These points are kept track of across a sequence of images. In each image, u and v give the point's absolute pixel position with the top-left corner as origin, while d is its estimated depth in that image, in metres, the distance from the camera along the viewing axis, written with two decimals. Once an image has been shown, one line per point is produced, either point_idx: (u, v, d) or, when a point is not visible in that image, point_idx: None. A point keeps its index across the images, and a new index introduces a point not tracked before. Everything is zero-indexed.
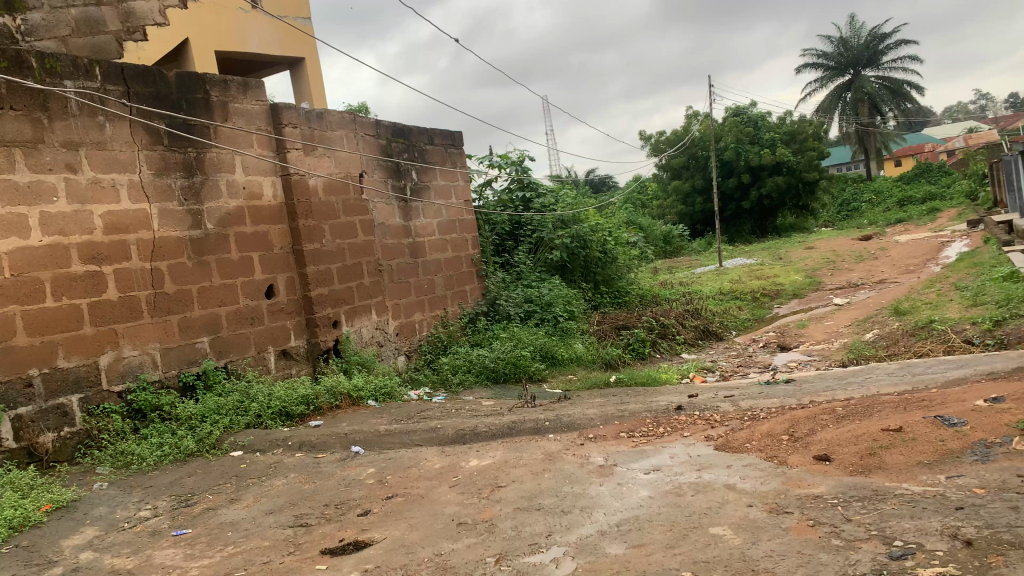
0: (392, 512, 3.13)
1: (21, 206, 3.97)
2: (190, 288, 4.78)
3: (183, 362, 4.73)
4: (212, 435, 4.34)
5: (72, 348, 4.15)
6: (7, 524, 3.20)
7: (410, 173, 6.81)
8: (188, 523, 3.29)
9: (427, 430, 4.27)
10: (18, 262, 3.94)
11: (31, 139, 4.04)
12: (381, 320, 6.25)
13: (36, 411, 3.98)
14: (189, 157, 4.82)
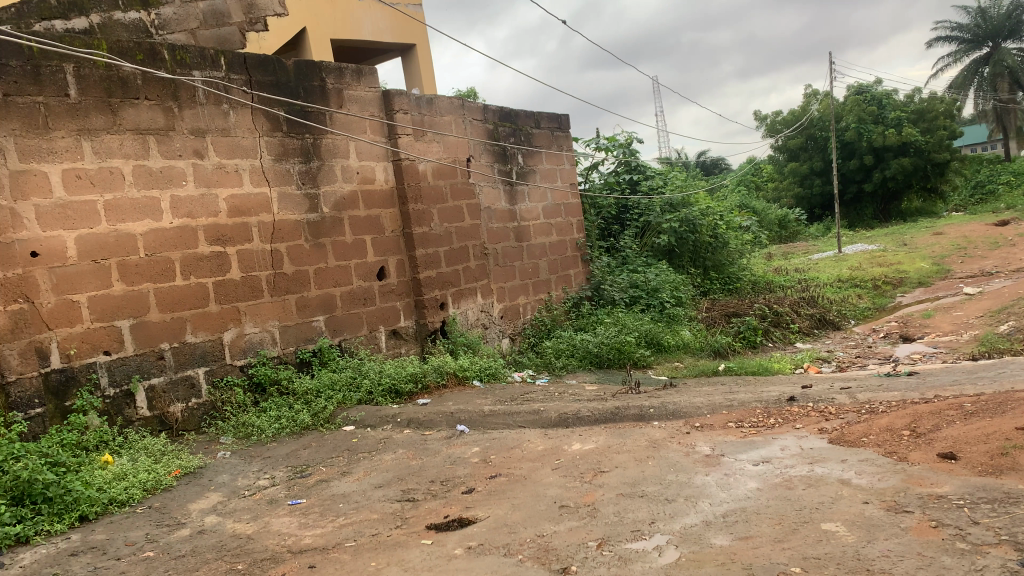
0: (495, 492, 3.17)
1: (154, 190, 4.24)
2: (306, 268, 4.98)
3: (301, 340, 4.94)
4: (326, 409, 4.52)
5: (199, 324, 4.42)
6: (141, 487, 3.49)
7: (516, 157, 6.84)
8: (303, 493, 3.44)
9: (531, 412, 4.29)
10: (151, 243, 4.22)
11: (164, 127, 4.30)
12: (486, 303, 6.32)
13: (167, 382, 4.26)
14: (306, 143, 5.01)
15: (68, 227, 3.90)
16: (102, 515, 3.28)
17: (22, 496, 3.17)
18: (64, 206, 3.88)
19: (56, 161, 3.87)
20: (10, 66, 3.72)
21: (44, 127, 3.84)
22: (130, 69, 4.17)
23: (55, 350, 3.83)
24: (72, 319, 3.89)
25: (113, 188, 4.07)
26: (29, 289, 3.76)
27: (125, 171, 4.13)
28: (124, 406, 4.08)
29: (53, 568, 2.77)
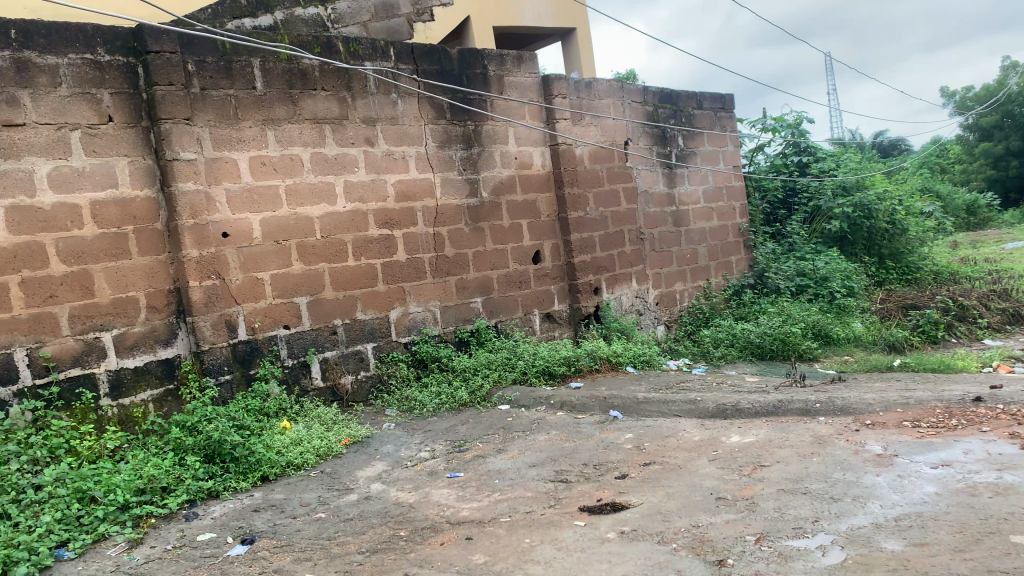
0: (650, 479, 3.14)
1: (329, 175, 4.51)
2: (466, 251, 5.13)
3: (460, 320, 5.11)
4: (483, 388, 4.65)
5: (368, 303, 4.67)
6: (315, 452, 3.75)
7: (676, 140, 6.68)
8: (461, 467, 3.57)
9: (687, 401, 4.20)
10: (326, 226, 4.49)
11: (338, 116, 4.55)
12: (641, 289, 6.24)
13: (339, 355, 4.54)
14: (468, 130, 5.15)
15: (254, 209, 4.22)
16: (280, 477, 3.56)
17: (213, 455, 3.53)
18: (250, 190, 4.21)
19: (244, 150, 4.19)
20: (207, 63, 4.07)
21: (234, 118, 4.16)
22: (309, 61, 4.44)
23: (241, 323, 4.16)
24: (257, 296, 4.22)
25: (293, 173, 4.37)
26: (221, 267, 4.09)
27: (304, 158, 4.41)
28: (301, 376, 4.38)
29: (238, 521, 3.08)
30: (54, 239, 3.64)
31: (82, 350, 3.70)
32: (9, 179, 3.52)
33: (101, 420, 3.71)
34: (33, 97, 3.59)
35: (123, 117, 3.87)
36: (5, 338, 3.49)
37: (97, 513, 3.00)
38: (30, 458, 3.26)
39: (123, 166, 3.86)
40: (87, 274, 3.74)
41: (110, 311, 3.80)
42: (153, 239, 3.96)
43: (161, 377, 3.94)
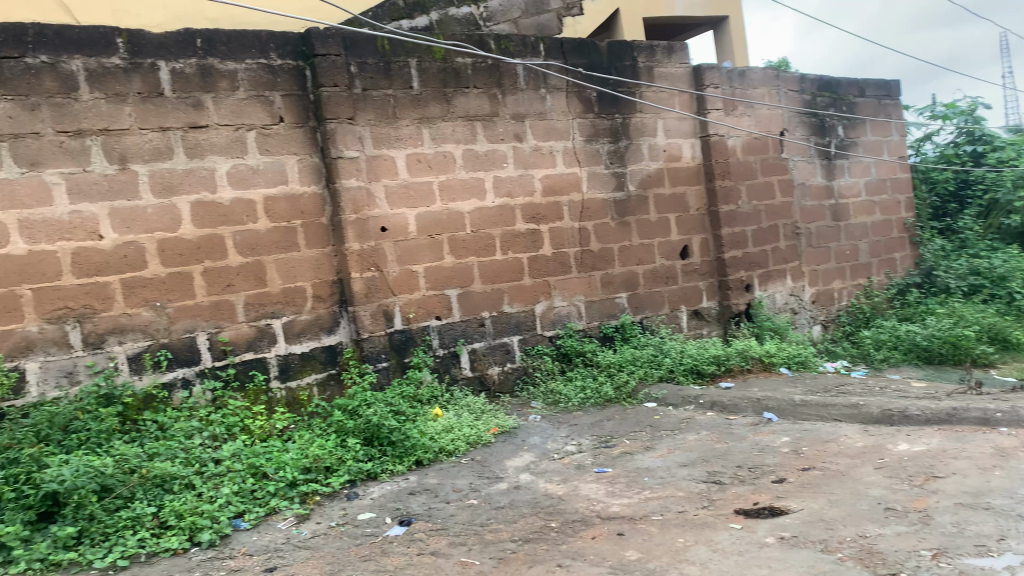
0: (810, 484, 3.00)
1: (480, 171, 4.61)
2: (613, 246, 5.10)
3: (605, 315, 5.08)
4: (629, 384, 4.60)
5: (516, 296, 4.73)
6: (466, 440, 3.85)
7: (836, 129, 6.35)
8: (609, 462, 3.55)
9: (848, 405, 3.97)
10: (476, 220, 4.60)
11: (489, 113, 4.64)
12: (796, 286, 5.97)
13: (486, 347, 4.64)
14: (617, 123, 5.10)
15: (410, 205, 4.38)
16: (434, 462, 3.68)
17: (372, 438, 3.70)
18: (407, 186, 4.37)
19: (401, 147, 4.35)
20: (368, 64, 4.25)
21: (392, 117, 4.33)
22: (463, 60, 4.54)
23: (397, 313, 4.33)
24: (411, 287, 4.38)
25: (446, 170, 4.49)
26: (380, 260, 4.27)
27: (456, 154, 4.53)
28: (451, 365, 4.51)
29: (396, 503, 3.21)
30: (232, 232, 3.94)
31: (255, 336, 4.00)
32: (194, 177, 3.84)
33: (271, 401, 3.99)
34: (215, 100, 3.89)
35: (293, 118, 4.11)
36: (189, 323, 3.83)
37: (269, 488, 3.22)
38: (211, 434, 3.55)
39: (293, 164, 4.11)
40: (260, 265, 4.02)
41: (280, 300, 4.07)
42: (319, 232, 4.19)
43: (324, 362, 4.18)
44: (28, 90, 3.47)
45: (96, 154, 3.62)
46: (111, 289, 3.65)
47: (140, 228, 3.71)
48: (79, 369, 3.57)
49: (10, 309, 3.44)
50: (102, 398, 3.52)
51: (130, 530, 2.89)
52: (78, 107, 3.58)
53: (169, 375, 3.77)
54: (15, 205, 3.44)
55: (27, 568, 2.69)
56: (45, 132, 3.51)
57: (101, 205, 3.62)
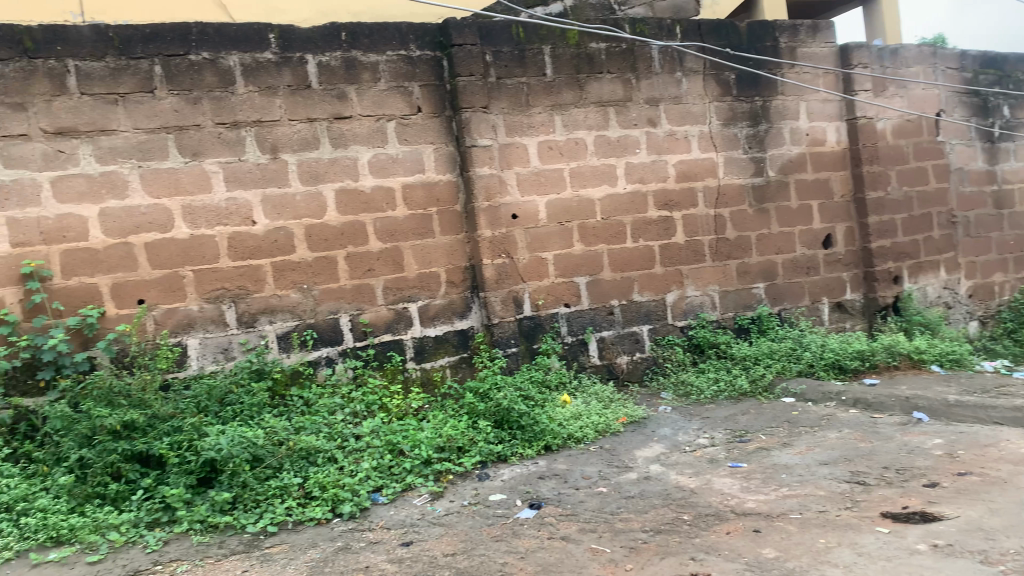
0: (966, 490, 2.80)
1: (612, 158, 4.56)
2: (749, 234, 4.93)
3: (739, 306, 4.93)
4: (765, 378, 4.44)
5: (646, 285, 4.67)
6: (595, 428, 3.84)
7: (1001, 110, 5.86)
8: (744, 457, 3.44)
9: (1011, 407, 3.66)
10: (607, 207, 4.56)
11: (622, 98, 4.58)
12: (951, 279, 5.57)
13: (616, 335, 4.60)
14: (756, 106, 4.91)
15: (541, 192, 4.40)
16: (563, 448, 3.69)
17: (503, 421, 3.75)
18: (539, 174, 4.39)
19: (534, 135, 4.37)
20: (503, 52, 4.29)
21: (526, 104, 4.36)
22: (597, 45, 4.51)
23: (528, 299, 4.37)
24: (541, 274, 4.40)
25: (578, 157, 4.48)
26: (511, 246, 4.32)
27: (588, 141, 4.50)
28: (580, 353, 4.51)
29: (526, 486, 3.25)
30: (372, 219, 4.09)
31: (392, 319, 4.14)
32: (338, 165, 4.01)
33: (407, 382, 4.14)
34: (358, 91, 4.04)
35: (430, 107, 4.21)
36: (332, 305, 4.03)
37: (405, 465, 3.34)
38: (351, 411, 3.72)
39: (430, 153, 4.21)
40: (398, 251, 4.16)
41: (416, 285, 4.20)
42: (453, 219, 4.28)
43: (457, 346, 4.28)
44: (191, 84, 3.73)
45: (250, 144, 3.85)
46: (263, 272, 3.89)
47: (288, 215, 3.92)
48: (234, 346, 3.84)
49: (175, 289, 3.73)
50: (254, 373, 3.76)
51: (279, 498, 3.08)
52: (234, 100, 3.81)
53: (313, 353, 3.98)
54: (180, 192, 3.72)
55: (189, 527, 2.93)
56: (206, 124, 3.76)
57: (254, 192, 3.86)
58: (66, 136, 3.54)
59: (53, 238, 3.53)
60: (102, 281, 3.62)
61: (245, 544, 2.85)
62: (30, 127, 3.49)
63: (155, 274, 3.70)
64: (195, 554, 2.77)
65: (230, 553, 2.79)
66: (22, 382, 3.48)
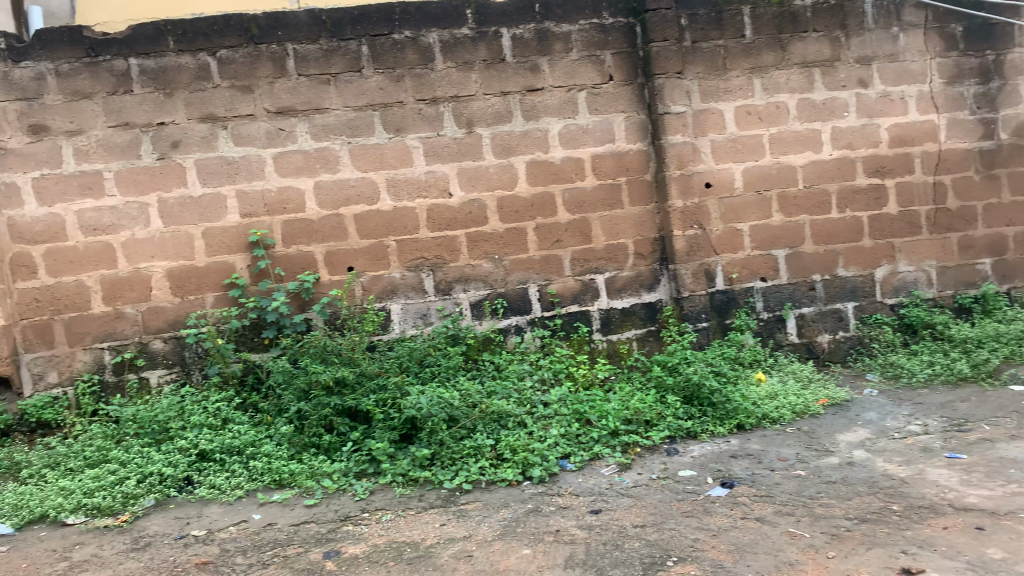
0: None
1: (816, 122, 4.28)
2: (975, 204, 4.46)
3: (961, 283, 4.48)
4: (990, 362, 3.99)
5: (852, 259, 4.36)
6: (791, 409, 3.65)
7: None
8: (964, 449, 3.14)
9: None
10: (811, 175, 4.29)
11: (830, 58, 4.27)
12: None
13: (817, 312, 4.34)
14: (987, 60, 4.40)
15: (737, 160, 4.22)
16: (756, 428, 3.55)
17: (692, 397, 3.67)
18: (735, 141, 4.21)
19: (731, 100, 4.19)
20: (699, 15, 4.14)
21: (723, 69, 4.18)
22: (802, 2, 4.22)
23: (720, 272, 4.22)
24: (736, 246, 4.24)
25: (778, 122, 4.24)
26: (704, 217, 4.19)
27: (790, 105, 4.25)
28: (776, 330, 4.31)
29: (717, 464, 3.17)
30: (562, 189, 4.12)
31: (580, 289, 4.17)
32: (530, 138, 4.06)
33: (593, 353, 4.16)
34: (551, 63, 4.05)
35: (623, 76, 4.14)
36: (523, 275, 4.11)
37: (593, 434, 3.36)
38: (540, 377, 3.80)
39: (620, 122, 4.15)
40: (587, 222, 4.16)
41: (605, 256, 4.18)
42: (645, 189, 4.21)
43: (644, 319, 4.23)
44: (395, 62, 3.91)
45: (448, 119, 3.98)
46: (458, 242, 4.04)
47: (482, 186, 4.03)
48: (432, 312, 4.04)
49: (379, 257, 3.97)
50: (449, 337, 3.94)
51: (473, 458, 3.21)
52: (434, 76, 3.95)
53: (504, 321, 4.10)
54: (384, 165, 3.94)
55: (392, 480, 3.13)
56: (407, 100, 3.94)
57: (451, 165, 4.00)
58: (285, 115, 3.85)
59: (275, 210, 3.87)
60: (317, 249, 3.92)
61: (443, 499, 3.00)
62: (256, 107, 3.82)
63: (361, 244, 3.95)
64: (398, 505, 2.96)
65: (429, 506, 2.95)
66: (249, 339, 3.87)
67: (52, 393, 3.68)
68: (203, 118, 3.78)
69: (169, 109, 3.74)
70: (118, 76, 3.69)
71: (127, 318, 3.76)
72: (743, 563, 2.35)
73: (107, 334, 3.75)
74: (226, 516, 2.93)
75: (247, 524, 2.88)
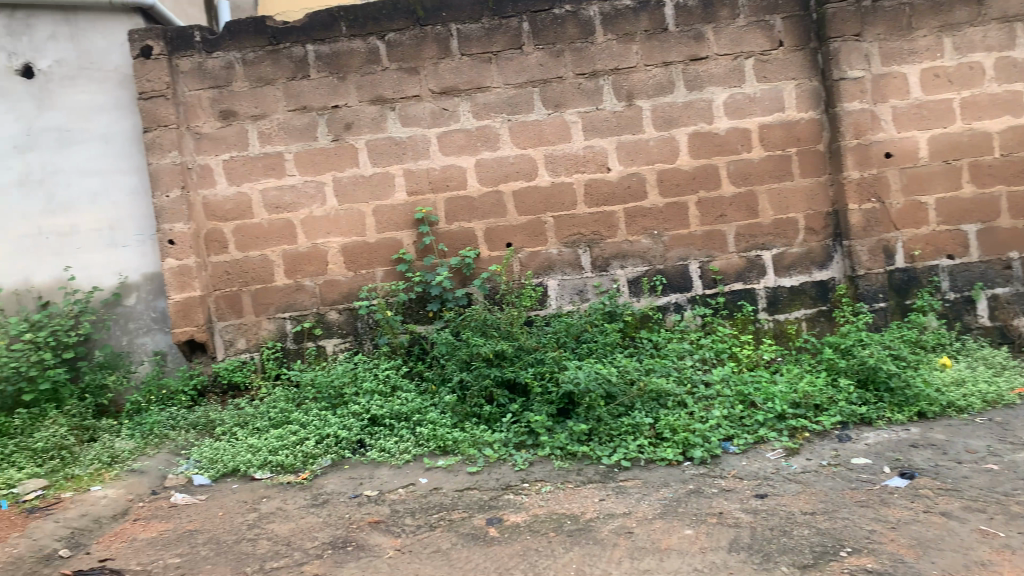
0: None
1: (1017, 83, 3.87)
2: None
3: None
4: None
5: None
6: (982, 397, 3.35)
7: None
8: None
9: None
10: (1009, 141, 3.90)
11: None
12: None
13: (1013, 294, 3.95)
14: None
15: (922, 127, 3.90)
16: (940, 417, 3.29)
17: (867, 381, 3.46)
18: (920, 106, 3.89)
19: (916, 62, 3.87)
20: None
21: (908, 28, 3.86)
22: None
23: (900, 249, 3.93)
24: (919, 221, 3.93)
25: (971, 84, 3.87)
26: (883, 189, 3.91)
27: (986, 65, 3.86)
28: (965, 312, 3.96)
29: (895, 453, 2.97)
30: (726, 162, 3.98)
31: (745, 266, 4.02)
32: (693, 109, 3.94)
33: (758, 332, 4.01)
34: (716, 30, 3.90)
35: (795, 40, 3.92)
36: (683, 251, 4.02)
37: (757, 417, 3.25)
38: (701, 357, 3.70)
39: (791, 90, 3.94)
40: (753, 196, 3.99)
41: (772, 232, 4.01)
42: (817, 160, 3.98)
43: (815, 298, 4.02)
44: (555, 38, 3.90)
45: (608, 93, 3.94)
46: (617, 218, 4.00)
47: (642, 161, 3.96)
48: (589, 288, 4.04)
49: (538, 233, 4.01)
50: (607, 314, 3.93)
51: (632, 435, 3.18)
52: (594, 49, 3.91)
53: (663, 299, 4.03)
54: (544, 142, 3.95)
55: (551, 452, 3.17)
56: (567, 75, 3.93)
57: (610, 139, 3.95)
58: (449, 95, 3.94)
59: (439, 188, 3.99)
60: (478, 226, 4.01)
61: (601, 474, 3.01)
62: (421, 88, 3.94)
63: (520, 220, 4.00)
64: (557, 478, 3.00)
65: (588, 480, 2.97)
66: (415, 312, 4.03)
67: (241, 357, 4.01)
68: (373, 101, 3.94)
69: (341, 92, 3.93)
70: (297, 63, 3.91)
71: (305, 290, 4.02)
72: (927, 559, 2.20)
73: (288, 304, 4.02)
74: (395, 479, 3.09)
75: (415, 487, 3.01)
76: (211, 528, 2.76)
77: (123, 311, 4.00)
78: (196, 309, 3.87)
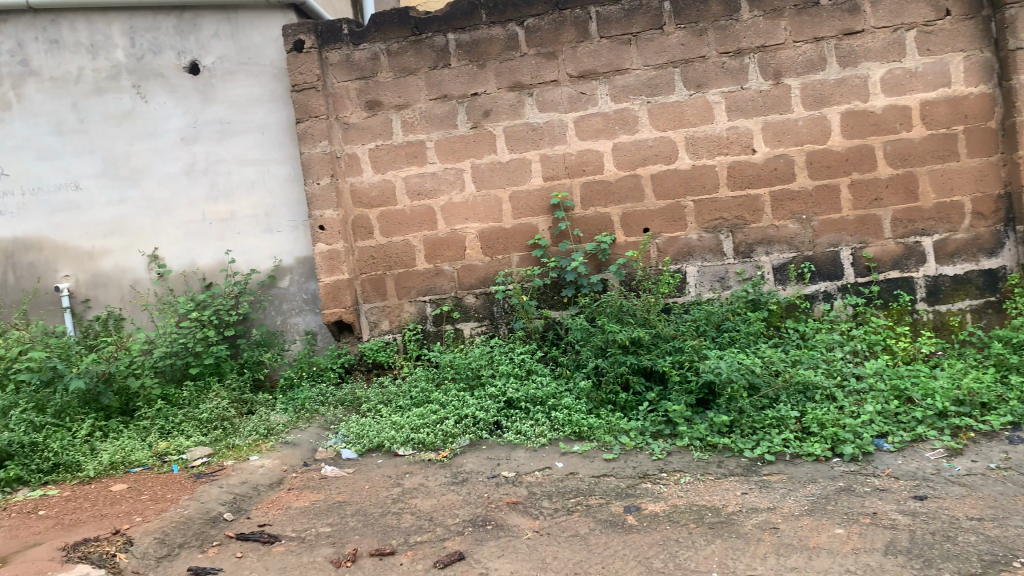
0: None
1: None
2: None
3: None
4: None
5: None
6: None
7: None
8: None
9: None
10: None
11: None
12: None
13: None
14: None
15: None
16: None
17: None
18: None
19: None
20: None
21: None
22: None
23: None
24: None
25: None
26: None
27: None
28: None
29: None
30: (883, 142, 3.74)
31: (902, 253, 3.77)
32: (846, 86, 3.72)
33: (916, 324, 3.76)
34: (873, 2, 3.66)
35: (963, 9, 3.62)
36: (833, 237, 3.82)
37: (915, 414, 3.05)
38: (852, 348, 3.52)
39: (958, 62, 3.64)
40: (912, 177, 3.74)
41: (934, 217, 3.74)
42: (987, 138, 3.67)
43: (981, 288, 3.73)
44: (698, 17, 3.78)
45: (753, 71, 3.78)
46: (761, 202, 3.85)
47: (790, 142, 3.79)
48: (731, 276, 3.92)
49: (678, 218, 3.92)
50: (749, 302, 3.80)
51: (776, 429, 3.06)
52: (739, 27, 3.76)
53: (811, 287, 3.85)
54: (685, 124, 3.85)
55: (690, 443, 3.10)
56: (710, 54, 3.80)
57: (755, 120, 3.80)
58: (587, 78, 3.91)
59: (576, 173, 3.97)
60: (615, 211, 3.97)
61: (743, 467, 2.91)
62: (560, 73, 3.93)
63: (659, 204, 3.93)
64: (696, 469, 2.93)
65: (728, 473, 2.89)
66: (551, 297, 4.05)
67: (384, 338, 4.16)
68: (512, 87, 3.97)
69: (481, 79, 3.98)
70: (438, 52, 3.99)
71: (445, 274, 4.12)
72: None
73: (429, 288, 4.14)
74: (532, 461, 3.12)
75: (551, 470, 3.03)
76: (359, 501, 2.89)
77: (277, 292, 4.25)
78: (344, 291, 4.05)
